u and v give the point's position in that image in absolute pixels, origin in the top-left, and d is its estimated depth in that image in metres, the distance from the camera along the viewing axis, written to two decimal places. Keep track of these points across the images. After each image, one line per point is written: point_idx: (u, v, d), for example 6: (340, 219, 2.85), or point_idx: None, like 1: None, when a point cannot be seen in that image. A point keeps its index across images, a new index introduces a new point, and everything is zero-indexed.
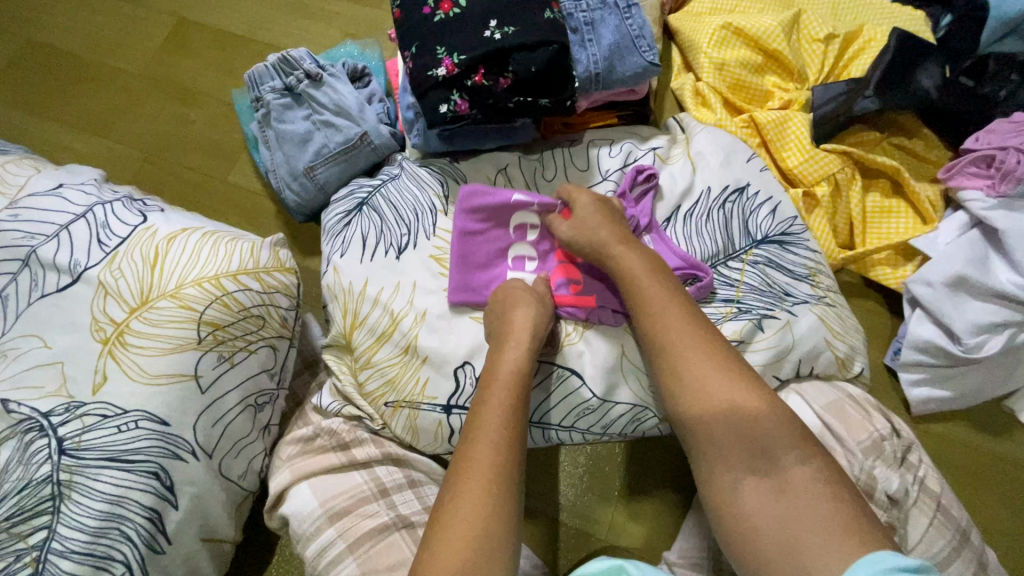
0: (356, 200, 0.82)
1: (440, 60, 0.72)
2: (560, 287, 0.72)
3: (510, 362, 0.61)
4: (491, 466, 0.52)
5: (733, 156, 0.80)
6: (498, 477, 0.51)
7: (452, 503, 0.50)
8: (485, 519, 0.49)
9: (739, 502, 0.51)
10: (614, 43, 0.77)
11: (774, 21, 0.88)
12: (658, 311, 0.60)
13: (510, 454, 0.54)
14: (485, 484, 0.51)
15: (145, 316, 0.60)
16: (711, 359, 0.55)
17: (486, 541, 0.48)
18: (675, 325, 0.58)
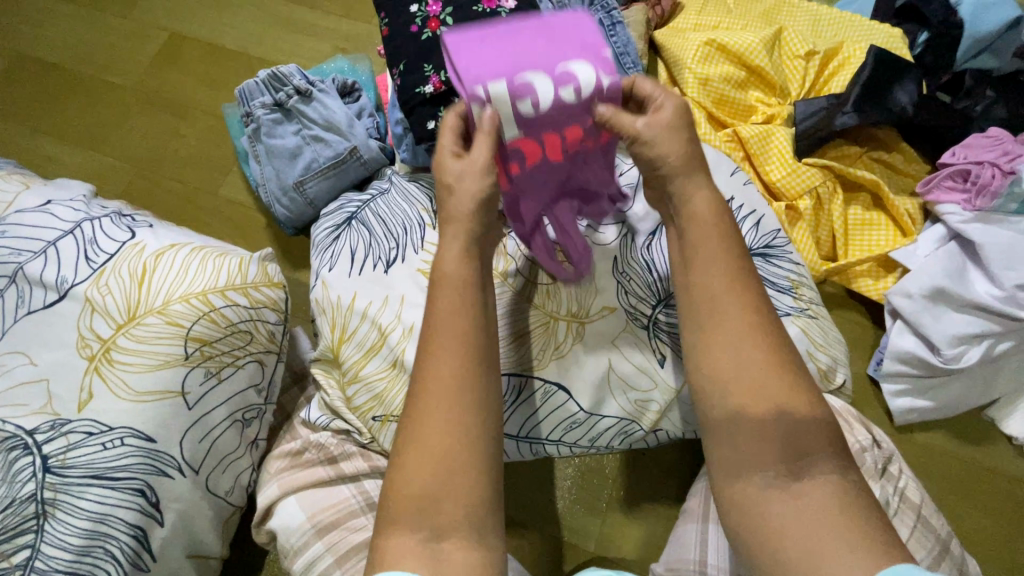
0: (345, 214, 0.83)
1: (428, 77, 0.73)
2: (512, 153, 0.57)
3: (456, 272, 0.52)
4: (449, 392, 0.47)
5: (717, 169, 0.83)
6: (455, 403, 0.48)
7: (414, 435, 0.47)
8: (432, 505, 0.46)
9: (750, 488, 0.48)
10: None
11: (756, 39, 0.90)
12: (715, 260, 0.51)
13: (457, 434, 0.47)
14: (429, 471, 0.46)
15: (131, 332, 0.60)
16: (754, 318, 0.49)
17: (449, 469, 0.46)
18: (729, 278, 0.50)
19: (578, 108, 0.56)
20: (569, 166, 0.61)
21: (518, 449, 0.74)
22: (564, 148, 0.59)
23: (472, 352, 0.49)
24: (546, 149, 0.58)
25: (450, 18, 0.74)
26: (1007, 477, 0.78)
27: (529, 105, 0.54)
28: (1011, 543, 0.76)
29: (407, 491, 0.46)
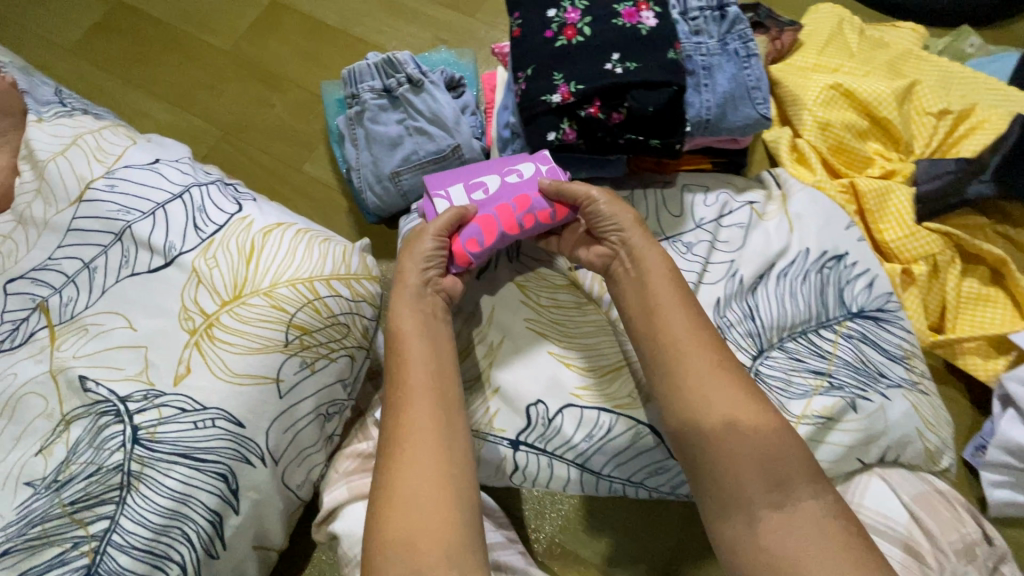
0: None
1: (556, 86, 0.70)
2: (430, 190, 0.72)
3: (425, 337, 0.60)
4: (423, 435, 0.53)
5: (832, 222, 0.80)
6: (425, 445, 0.53)
7: (401, 472, 0.51)
8: (412, 504, 0.50)
9: None
10: (728, 91, 0.76)
11: (888, 89, 0.86)
12: (664, 350, 0.58)
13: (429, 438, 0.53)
14: (409, 478, 0.51)
15: (236, 311, 0.57)
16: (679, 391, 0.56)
17: (422, 503, 0.50)
18: (685, 365, 0.56)
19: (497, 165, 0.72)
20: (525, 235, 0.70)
21: (593, 485, 0.70)
22: (518, 219, 0.68)
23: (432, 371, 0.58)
24: (501, 226, 0.68)
25: (587, 29, 0.71)
26: None
27: (482, 194, 0.70)
28: None
29: (389, 531, 0.49)
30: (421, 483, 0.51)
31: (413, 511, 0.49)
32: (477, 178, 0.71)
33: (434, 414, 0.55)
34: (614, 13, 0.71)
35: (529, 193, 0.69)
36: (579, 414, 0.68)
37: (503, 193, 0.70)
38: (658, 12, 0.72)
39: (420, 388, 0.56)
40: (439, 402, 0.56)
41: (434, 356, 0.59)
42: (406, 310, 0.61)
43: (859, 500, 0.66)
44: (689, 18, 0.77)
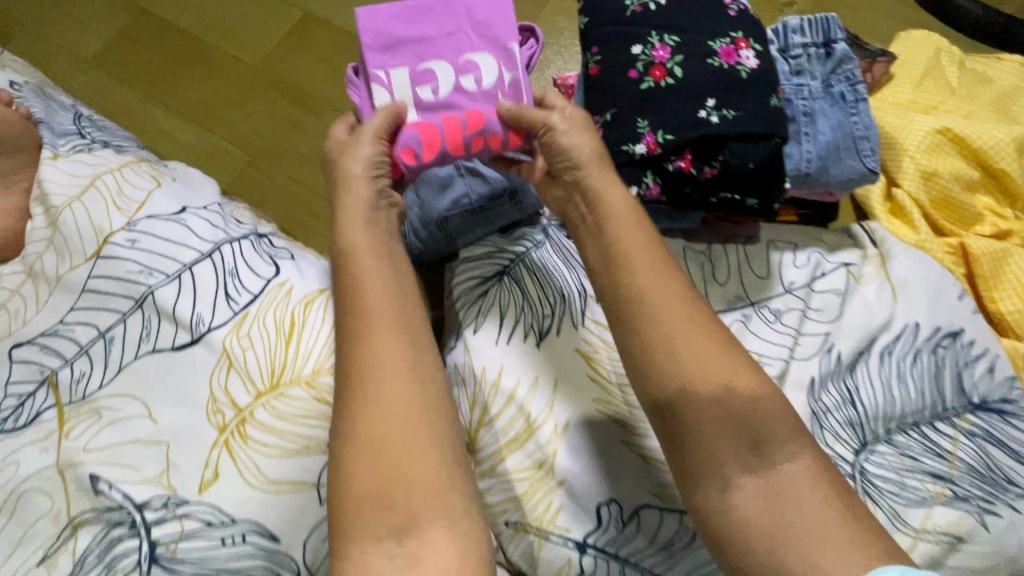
0: (494, 267, 0.73)
1: (641, 134, 0.61)
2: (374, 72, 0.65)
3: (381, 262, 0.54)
4: (399, 377, 0.46)
5: (942, 292, 0.70)
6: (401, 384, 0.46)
7: (369, 420, 0.44)
8: (384, 445, 0.43)
9: None
10: (832, 141, 0.66)
11: (1007, 138, 0.76)
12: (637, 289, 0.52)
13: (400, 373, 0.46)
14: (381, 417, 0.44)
15: (273, 404, 0.49)
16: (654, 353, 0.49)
17: (395, 448, 0.43)
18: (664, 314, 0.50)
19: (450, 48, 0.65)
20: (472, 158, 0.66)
21: None
22: (466, 139, 0.64)
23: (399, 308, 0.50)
24: (444, 142, 0.63)
25: (678, 69, 0.61)
26: None
27: (429, 92, 0.64)
28: None
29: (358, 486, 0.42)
30: (395, 429, 0.44)
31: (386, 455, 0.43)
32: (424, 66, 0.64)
33: (406, 355, 0.48)
34: (709, 52, 0.62)
35: (481, 110, 0.64)
36: (657, 517, 0.59)
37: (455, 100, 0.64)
38: (759, 50, 0.63)
39: (392, 327, 0.49)
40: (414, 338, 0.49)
41: (399, 286, 0.52)
42: (360, 234, 0.55)
43: None
44: (790, 56, 0.67)
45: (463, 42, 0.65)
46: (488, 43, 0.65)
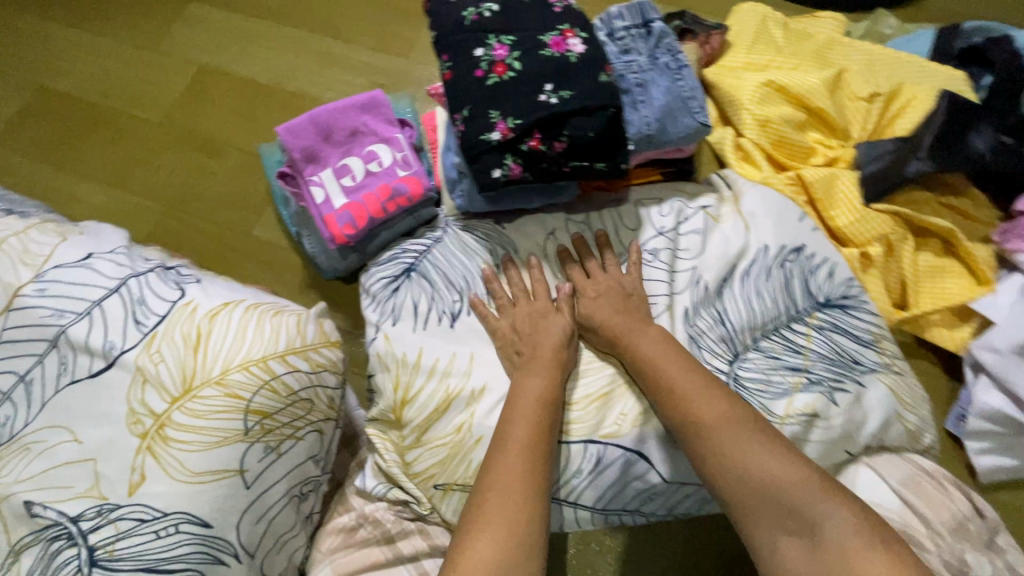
0: (402, 266, 0.79)
1: (494, 124, 0.70)
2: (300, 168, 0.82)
3: (549, 353, 0.69)
4: (519, 476, 0.56)
5: (785, 216, 0.81)
6: (526, 485, 0.55)
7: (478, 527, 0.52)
8: (508, 530, 0.52)
9: None
10: (665, 104, 0.76)
11: (817, 80, 0.88)
12: (676, 397, 0.62)
13: (532, 475, 0.56)
14: (514, 501, 0.54)
15: (187, 406, 0.54)
16: (694, 400, 0.61)
17: (516, 536, 0.52)
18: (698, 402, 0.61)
19: (352, 136, 0.82)
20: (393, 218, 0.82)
21: (586, 519, 0.70)
22: (383, 206, 0.80)
23: (542, 425, 0.61)
24: (369, 213, 0.79)
25: (517, 63, 0.70)
26: None
27: (351, 180, 0.81)
28: None
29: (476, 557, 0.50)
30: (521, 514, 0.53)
31: (506, 542, 0.51)
32: (340, 160, 0.81)
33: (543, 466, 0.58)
34: (541, 44, 0.71)
35: (388, 181, 0.80)
36: (564, 452, 0.67)
37: (369, 180, 0.81)
38: (585, 37, 0.73)
39: (537, 432, 0.60)
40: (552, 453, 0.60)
41: (552, 400, 0.64)
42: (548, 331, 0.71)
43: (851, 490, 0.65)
44: (617, 38, 0.78)
45: (353, 115, 0.82)
46: (376, 116, 0.82)
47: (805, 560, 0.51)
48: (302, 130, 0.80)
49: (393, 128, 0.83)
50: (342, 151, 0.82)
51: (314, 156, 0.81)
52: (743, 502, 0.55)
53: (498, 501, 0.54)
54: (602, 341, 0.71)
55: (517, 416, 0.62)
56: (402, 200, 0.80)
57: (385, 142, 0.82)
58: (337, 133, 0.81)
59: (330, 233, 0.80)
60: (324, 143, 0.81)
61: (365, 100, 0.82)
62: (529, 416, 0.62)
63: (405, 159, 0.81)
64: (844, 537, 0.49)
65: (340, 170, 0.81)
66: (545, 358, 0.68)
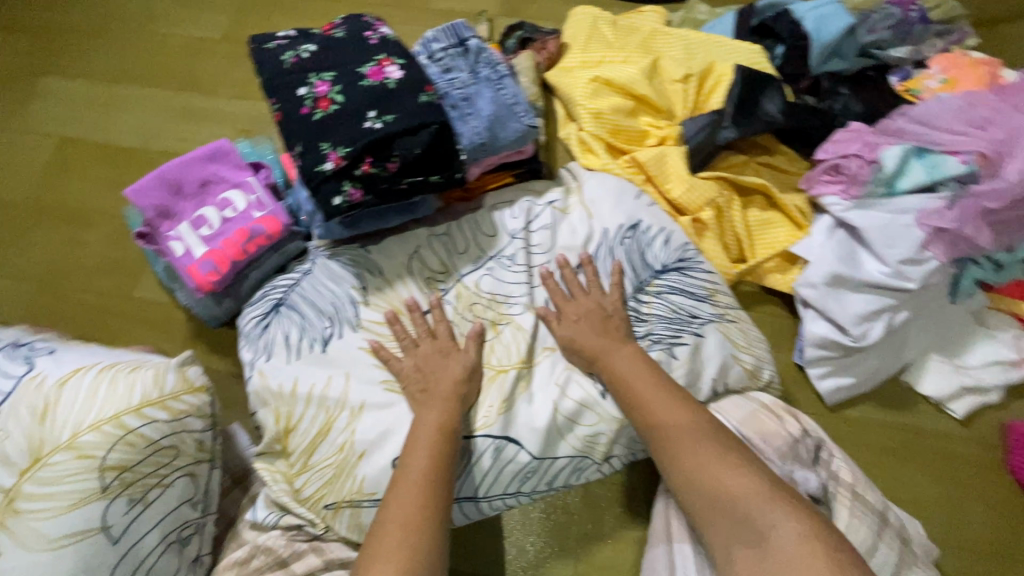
0: (270, 302, 0.81)
1: (326, 155, 0.74)
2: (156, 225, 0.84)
3: (446, 389, 0.72)
4: (415, 516, 0.60)
5: (623, 197, 0.88)
6: (421, 524, 0.59)
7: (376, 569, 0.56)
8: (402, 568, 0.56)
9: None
10: (492, 113, 0.83)
11: (635, 70, 0.97)
12: (647, 415, 0.67)
13: (423, 516, 0.60)
14: (406, 541, 0.58)
15: (38, 475, 0.55)
16: (673, 416, 0.66)
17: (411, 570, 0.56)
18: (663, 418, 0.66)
19: (203, 186, 0.85)
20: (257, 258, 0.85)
21: (474, 509, 0.74)
22: (243, 248, 0.83)
23: (438, 458, 0.65)
24: (231, 257, 0.82)
25: (339, 96, 0.76)
26: (938, 438, 0.83)
27: (208, 229, 0.83)
28: (957, 502, 0.79)
29: None
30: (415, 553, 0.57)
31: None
32: (195, 212, 0.84)
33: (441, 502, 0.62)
34: (359, 76, 0.77)
35: (245, 224, 0.83)
36: None
37: (226, 226, 0.83)
38: (401, 63, 0.78)
39: (436, 468, 0.64)
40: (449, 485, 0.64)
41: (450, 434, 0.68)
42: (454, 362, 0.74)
43: None
44: (437, 60, 0.84)
45: (200, 166, 0.85)
46: (224, 163, 0.86)
47: (752, 565, 0.55)
48: (150, 189, 0.82)
49: (243, 172, 0.86)
50: (195, 203, 0.84)
51: (168, 212, 0.84)
52: (704, 512, 0.61)
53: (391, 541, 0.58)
54: (585, 362, 0.75)
55: (413, 453, 0.65)
56: (261, 239, 0.83)
57: (237, 187, 0.85)
58: (187, 186, 0.84)
59: (195, 283, 0.82)
60: (175, 197, 0.84)
61: (210, 151, 0.85)
62: (424, 451, 0.65)
63: (259, 200, 0.85)
64: (789, 547, 0.53)
65: (196, 221, 0.83)
66: (445, 390, 0.71)
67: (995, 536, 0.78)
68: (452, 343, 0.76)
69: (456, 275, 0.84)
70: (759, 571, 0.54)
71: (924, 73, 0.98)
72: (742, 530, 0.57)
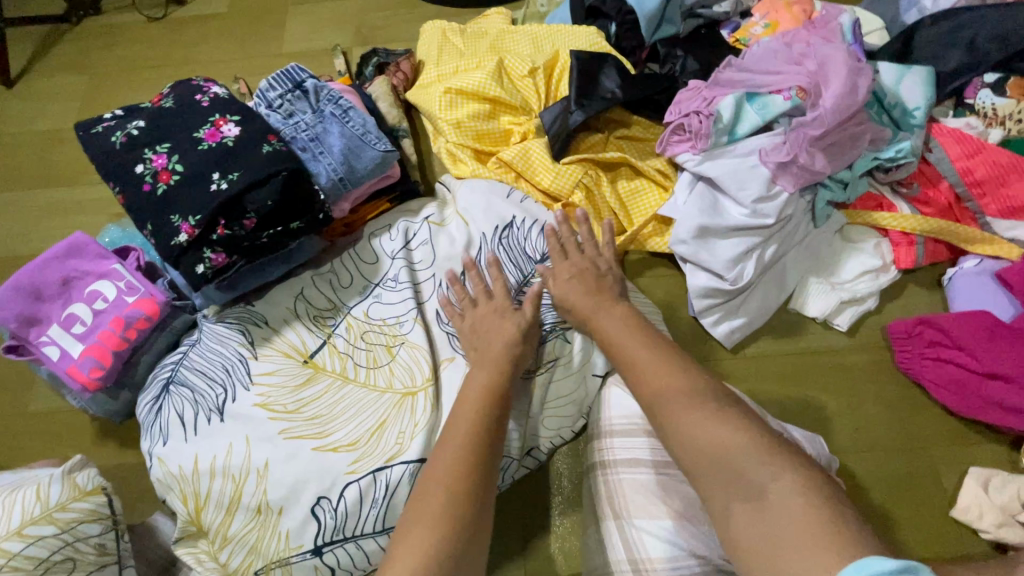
0: (160, 382, 0.80)
1: (178, 227, 0.73)
2: (25, 335, 0.81)
3: (497, 352, 0.72)
4: (440, 501, 0.57)
5: (494, 197, 0.91)
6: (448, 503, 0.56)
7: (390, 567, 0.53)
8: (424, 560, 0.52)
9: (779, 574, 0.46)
10: (344, 147, 0.84)
11: (483, 75, 0.99)
12: (639, 368, 0.65)
13: (456, 493, 0.57)
14: (426, 532, 0.54)
15: None
16: (670, 375, 0.62)
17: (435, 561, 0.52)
18: (652, 373, 0.63)
19: (65, 284, 0.82)
20: (141, 342, 0.82)
21: None
22: (121, 336, 0.80)
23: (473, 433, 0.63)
24: (110, 349, 0.79)
25: (179, 165, 0.75)
26: (831, 353, 0.89)
27: (80, 326, 0.80)
28: (860, 410, 0.85)
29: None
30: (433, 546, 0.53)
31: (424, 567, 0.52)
32: (64, 312, 0.81)
33: (477, 476, 0.59)
34: (196, 141, 0.76)
35: (119, 312, 0.80)
36: (358, 488, 0.70)
37: (98, 318, 0.80)
38: (237, 119, 0.78)
39: (470, 443, 0.62)
40: (490, 458, 0.62)
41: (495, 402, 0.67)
42: (495, 333, 0.74)
43: (608, 411, 0.75)
44: (277, 107, 0.84)
45: (57, 265, 0.82)
46: (81, 256, 0.83)
47: (749, 524, 0.49)
48: (7, 301, 0.79)
49: (104, 259, 0.83)
50: (61, 303, 0.81)
51: (35, 320, 0.81)
52: (695, 471, 0.55)
53: (413, 536, 0.54)
54: (577, 322, 0.75)
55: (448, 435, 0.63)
56: (139, 322, 0.80)
57: (101, 276, 0.82)
58: (47, 288, 0.81)
59: (80, 384, 0.79)
60: (38, 303, 0.81)
61: (64, 248, 0.82)
62: (461, 428, 0.63)
63: (126, 284, 0.82)
64: (790, 504, 0.48)
65: (66, 321, 0.81)
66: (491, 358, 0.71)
67: (895, 432, 0.83)
68: (507, 301, 0.77)
69: (343, 308, 0.84)
70: (758, 529, 0.48)
71: (750, 21, 1.04)
72: (731, 486, 0.52)
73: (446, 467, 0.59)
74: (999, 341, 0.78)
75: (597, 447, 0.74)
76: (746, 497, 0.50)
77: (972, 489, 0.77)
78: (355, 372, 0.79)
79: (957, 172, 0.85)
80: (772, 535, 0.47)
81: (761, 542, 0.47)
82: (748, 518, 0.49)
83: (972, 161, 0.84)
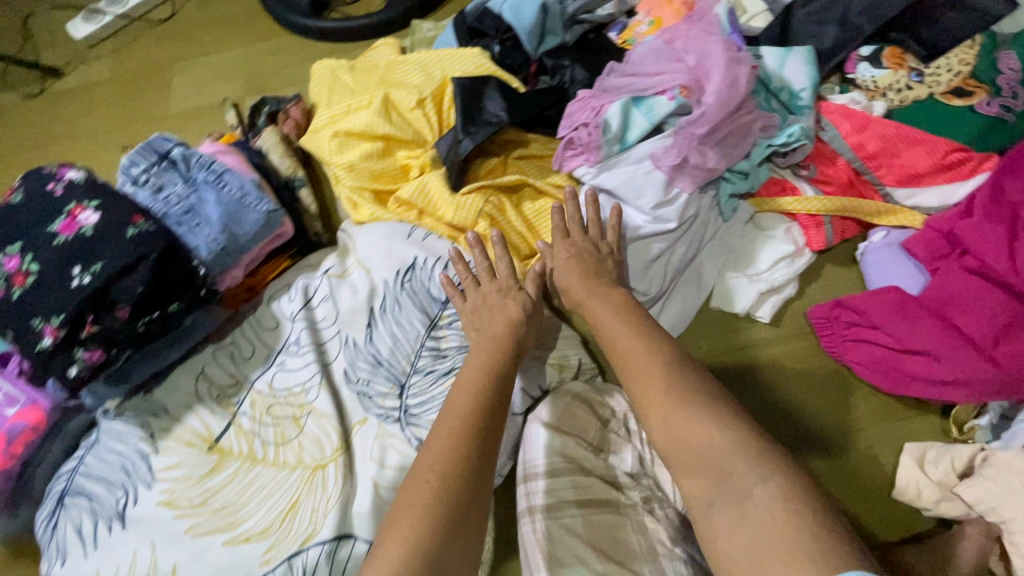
0: (56, 495, 0.75)
1: (41, 330, 0.68)
2: None
3: (501, 337, 0.70)
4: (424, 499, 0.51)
5: (394, 240, 0.87)
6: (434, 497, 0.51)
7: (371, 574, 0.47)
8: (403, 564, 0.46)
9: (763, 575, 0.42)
10: (223, 214, 0.79)
11: (369, 113, 0.95)
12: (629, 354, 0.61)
13: (445, 484, 0.52)
14: (406, 535, 0.49)
15: None
16: (657, 360, 0.58)
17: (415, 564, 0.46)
18: (644, 356, 0.59)
19: None
20: (33, 452, 0.77)
21: None
22: (7, 453, 0.74)
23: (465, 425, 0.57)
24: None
25: (34, 264, 0.70)
26: (760, 347, 0.86)
27: None
28: (796, 402, 0.82)
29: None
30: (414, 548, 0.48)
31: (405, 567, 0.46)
32: None
33: (470, 466, 0.54)
34: (51, 235, 0.71)
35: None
36: None
37: None
38: (96, 204, 0.73)
39: (464, 433, 0.56)
40: (483, 448, 0.56)
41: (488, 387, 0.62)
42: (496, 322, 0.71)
43: (529, 451, 0.72)
44: (143, 182, 0.80)
45: None
46: None
47: (733, 527, 0.46)
48: None
49: None
50: None
51: None
52: (684, 465, 0.51)
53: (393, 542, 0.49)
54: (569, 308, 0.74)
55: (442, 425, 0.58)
56: (25, 434, 0.75)
57: None
58: None
59: None
60: None
61: None
62: (457, 414, 0.58)
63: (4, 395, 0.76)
64: (770, 509, 0.45)
65: None
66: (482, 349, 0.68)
67: (833, 419, 0.81)
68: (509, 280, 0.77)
69: (246, 382, 0.80)
70: (743, 531, 0.45)
71: (635, 20, 1.02)
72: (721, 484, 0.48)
73: (440, 458, 0.54)
74: (907, 315, 0.77)
75: (522, 491, 0.70)
76: (730, 498, 0.47)
77: (913, 467, 0.76)
78: (262, 450, 0.75)
79: (850, 148, 0.85)
80: (758, 537, 0.44)
81: (742, 549, 0.44)
82: (731, 524, 0.46)
83: (862, 135, 0.84)
